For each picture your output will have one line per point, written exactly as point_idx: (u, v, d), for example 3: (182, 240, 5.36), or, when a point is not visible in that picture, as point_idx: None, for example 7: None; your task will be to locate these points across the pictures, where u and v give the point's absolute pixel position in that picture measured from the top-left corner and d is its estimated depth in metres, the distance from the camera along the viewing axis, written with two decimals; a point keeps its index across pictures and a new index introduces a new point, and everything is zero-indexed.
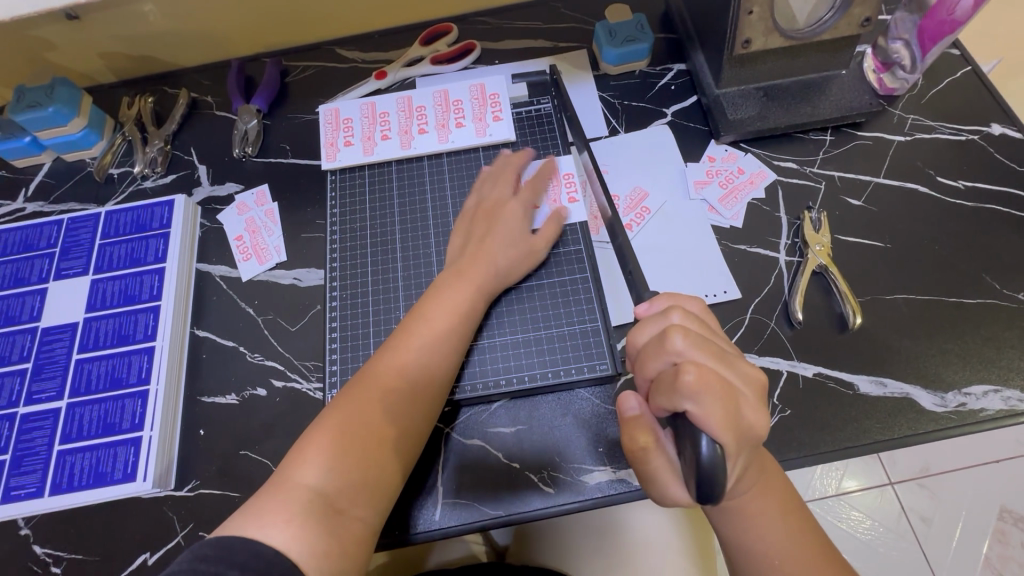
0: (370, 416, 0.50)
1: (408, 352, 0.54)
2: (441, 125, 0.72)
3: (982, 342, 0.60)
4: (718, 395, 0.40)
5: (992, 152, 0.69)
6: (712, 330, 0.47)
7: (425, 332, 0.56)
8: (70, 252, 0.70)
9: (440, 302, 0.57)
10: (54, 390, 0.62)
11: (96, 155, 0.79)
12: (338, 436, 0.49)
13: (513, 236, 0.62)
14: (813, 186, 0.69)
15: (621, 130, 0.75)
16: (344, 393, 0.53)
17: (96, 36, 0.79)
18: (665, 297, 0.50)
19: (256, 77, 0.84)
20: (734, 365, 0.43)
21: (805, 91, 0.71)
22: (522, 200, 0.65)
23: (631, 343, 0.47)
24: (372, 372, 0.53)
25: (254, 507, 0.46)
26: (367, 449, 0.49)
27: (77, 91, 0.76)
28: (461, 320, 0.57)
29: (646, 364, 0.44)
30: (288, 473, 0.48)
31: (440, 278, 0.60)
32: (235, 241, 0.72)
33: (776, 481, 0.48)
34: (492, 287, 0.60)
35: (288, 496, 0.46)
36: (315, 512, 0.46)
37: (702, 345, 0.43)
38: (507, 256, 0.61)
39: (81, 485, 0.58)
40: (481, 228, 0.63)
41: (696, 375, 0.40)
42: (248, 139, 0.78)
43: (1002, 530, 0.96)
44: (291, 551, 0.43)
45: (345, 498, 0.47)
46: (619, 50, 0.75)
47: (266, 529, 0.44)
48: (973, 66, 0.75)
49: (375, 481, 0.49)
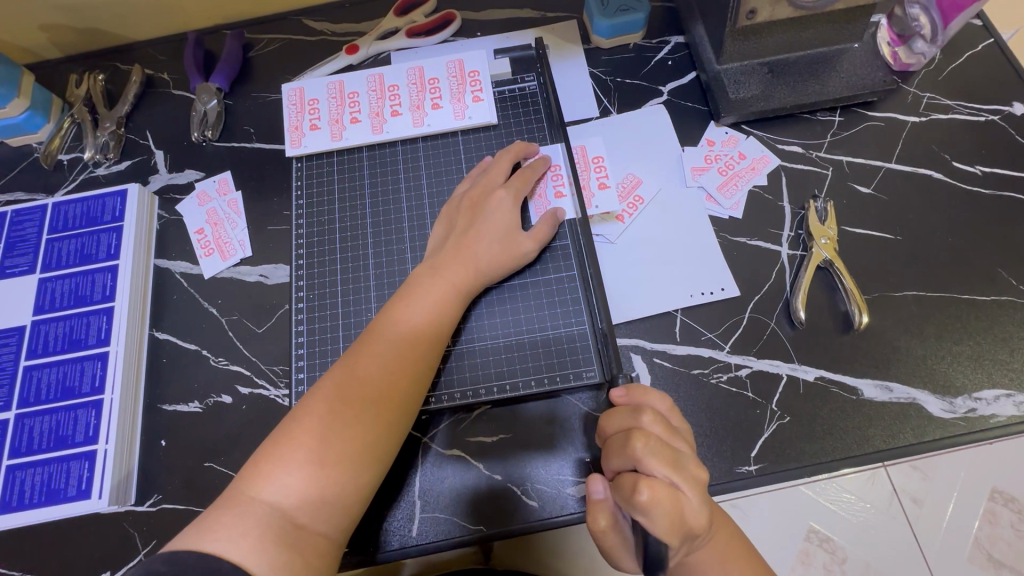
0: (335, 427, 0.46)
1: (377, 357, 0.50)
2: (417, 107, 0.66)
3: (996, 343, 0.56)
4: (669, 511, 0.39)
5: (1013, 135, 0.64)
6: (676, 431, 0.45)
7: (394, 336, 0.51)
8: (15, 248, 0.65)
9: (414, 303, 0.53)
10: (1, 400, 0.58)
11: (43, 139, 0.73)
12: (302, 446, 0.45)
13: (499, 230, 0.57)
14: (820, 172, 0.64)
15: (613, 111, 0.69)
16: (309, 399, 0.48)
17: (35, 6, 0.71)
18: (636, 389, 0.48)
19: (216, 51, 0.77)
20: (687, 470, 0.41)
21: (813, 67, 0.65)
22: (511, 189, 0.59)
23: (602, 431, 0.46)
24: (341, 378, 0.49)
25: (208, 521, 0.42)
26: (331, 465, 0.45)
27: (17, 69, 0.69)
28: (437, 327, 0.53)
29: (609, 460, 0.43)
30: (247, 487, 0.44)
31: (417, 276, 0.55)
32: (196, 235, 0.67)
33: (727, 537, 0.48)
34: (474, 289, 0.56)
35: (246, 511, 0.43)
36: (275, 529, 0.42)
37: (660, 454, 0.41)
38: (491, 254, 0.56)
39: (34, 502, 0.54)
40: (463, 221, 0.58)
41: (650, 493, 0.38)
42: (208, 122, 0.72)
43: (991, 510, 0.74)
44: (250, 567, 0.40)
45: (307, 513, 0.44)
46: (612, 22, 0.69)
47: (223, 542, 0.41)
48: (997, 38, 0.69)
49: (340, 497, 0.45)
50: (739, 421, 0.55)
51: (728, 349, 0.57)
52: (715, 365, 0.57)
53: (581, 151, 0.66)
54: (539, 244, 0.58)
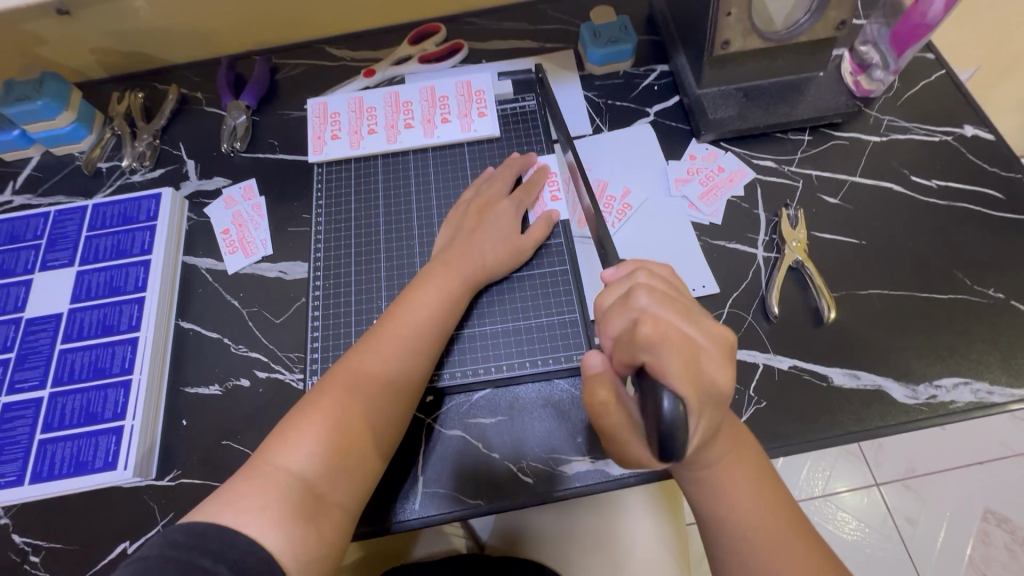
0: (355, 401, 0.51)
1: (393, 342, 0.55)
2: (428, 120, 0.74)
3: (953, 336, 0.61)
4: (674, 345, 0.40)
5: (964, 153, 0.71)
6: (677, 290, 0.47)
7: (409, 322, 0.56)
8: (56, 244, 0.70)
9: (428, 293, 0.58)
10: (37, 379, 0.62)
11: (84, 149, 0.80)
12: (323, 421, 0.49)
13: (502, 233, 0.63)
14: (791, 184, 0.70)
15: (605, 129, 0.76)
16: (327, 380, 0.53)
17: (88, 31, 0.80)
18: (627, 265, 0.50)
19: (246, 74, 0.85)
20: (698, 322, 0.42)
21: (783, 91, 0.73)
22: (515, 200, 0.66)
23: (598, 305, 0.48)
24: (360, 359, 0.54)
25: (228, 494, 0.45)
26: (349, 437, 0.50)
27: (68, 85, 0.77)
28: (446, 315, 0.58)
29: (608, 326, 0.45)
30: (268, 457, 0.47)
31: (429, 270, 0.61)
32: (222, 235, 0.73)
33: (748, 451, 0.48)
34: (480, 284, 0.62)
35: (268, 479, 0.46)
36: (297, 498, 0.46)
37: (662, 299, 0.43)
38: (496, 252, 0.62)
39: (62, 473, 0.58)
40: (470, 224, 0.64)
41: (651, 328, 0.40)
42: (236, 135, 0.79)
43: (986, 531, 1.11)
44: (269, 540, 0.43)
45: (325, 484, 0.48)
46: (603, 51, 0.77)
47: (242, 514, 0.44)
48: (948, 70, 0.76)
49: (356, 468, 0.50)
50: None
51: None
52: None
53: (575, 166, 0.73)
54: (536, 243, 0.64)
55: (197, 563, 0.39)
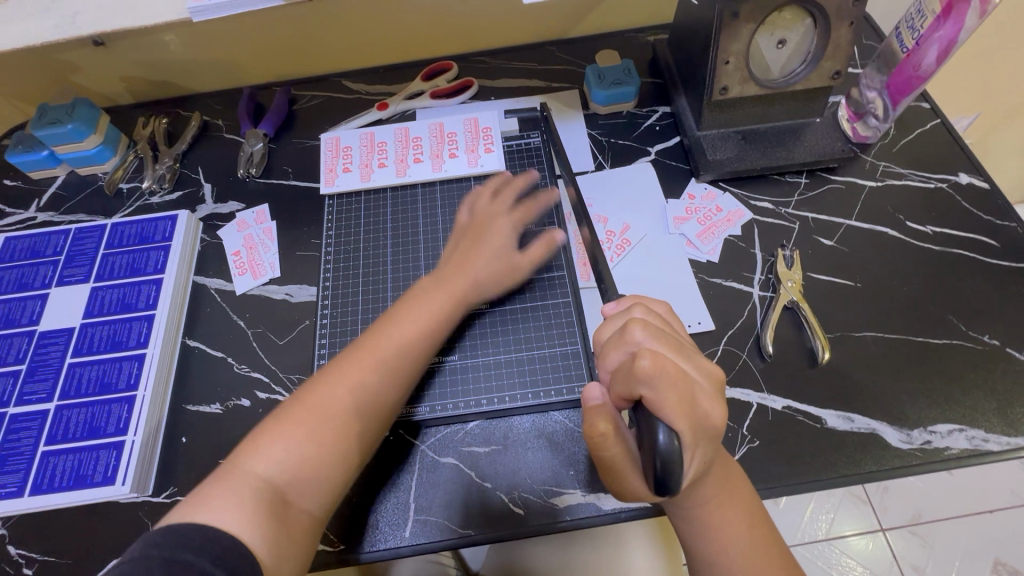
0: (332, 404, 0.52)
1: (377, 352, 0.56)
2: (436, 155, 0.77)
3: (948, 382, 0.61)
4: (672, 380, 0.41)
5: (959, 200, 0.72)
6: (673, 327, 0.49)
7: (390, 335, 0.57)
8: (74, 260, 0.73)
9: (416, 309, 0.59)
10: (45, 392, 0.64)
11: (108, 170, 0.83)
12: (297, 427, 0.50)
13: (497, 252, 0.65)
14: (788, 226, 0.72)
15: (607, 166, 0.78)
16: (303, 390, 0.53)
17: (120, 60, 0.84)
18: (627, 298, 0.52)
19: (265, 103, 0.89)
20: (692, 359, 0.44)
21: (781, 135, 0.75)
22: (513, 218, 0.68)
23: (598, 338, 0.49)
24: (339, 365, 0.55)
25: (200, 496, 0.46)
26: (322, 444, 0.50)
27: (97, 111, 0.81)
28: (428, 328, 0.59)
29: (607, 357, 0.46)
30: (242, 461, 0.48)
31: (421, 285, 0.62)
32: (232, 257, 0.75)
33: (742, 491, 0.47)
34: (469, 299, 0.63)
35: (236, 483, 0.47)
36: (266, 503, 0.46)
37: (658, 335, 0.45)
38: (486, 269, 0.64)
39: (61, 486, 0.59)
40: (468, 242, 0.66)
41: (651, 360, 0.41)
42: (253, 161, 0.82)
43: None
44: (247, 538, 0.44)
45: (295, 490, 0.48)
46: (607, 92, 0.80)
47: (215, 511, 0.44)
48: (943, 119, 0.79)
49: (327, 475, 0.50)
50: None
51: None
52: None
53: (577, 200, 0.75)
54: (531, 263, 0.67)
55: (180, 558, 0.40)
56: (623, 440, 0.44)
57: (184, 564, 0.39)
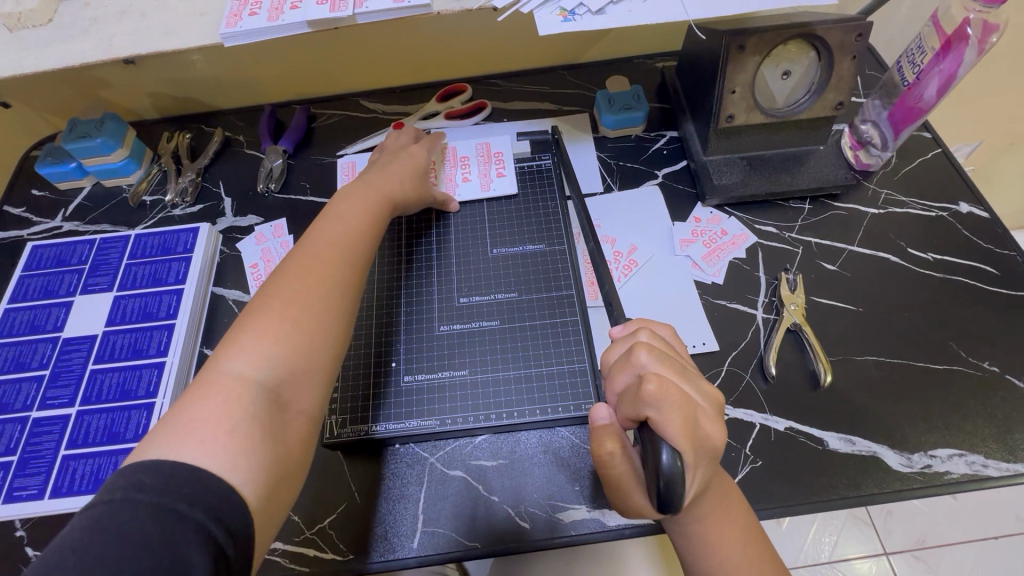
0: (303, 265, 0.53)
1: (326, 239, 0.57)
2: (449, 179, 0.79)
3: (949, 407, 0.62)
4: (678, 404, 0.42)
5: (960, 229, 0.74)
6: (678, 351, 0.50)
7: (340, 226, 0.59)
8: (98, 269, 0.76)
9: (350, 207, 0.61)
10: (67, 397, 0.66)
11: (132, 182, 0.86)
12: (269, 326, 0.48)
13: (411, 168, 0.71)
14: (791, 250, 0.74)
15: (615, 188, 0.81)
16: (260, 294, 0.50)
17: (147, 77, 0.88)
18: (634, 322, 0.54)
19: (285, 121, 0.92)
20: (696, 382, 0.45)
21: (786, 162, 0.77)
22: (421, 146, 0.75)
23: (607, 361, 0.51)
24: (305, 254, 0.54)
25: (183, 417, 0.42)
26: (307, 329, 0.49)
27: (124, 126, 0.84)
28: (373, 220, 0.62)
29: (614, 379, 0.47)
30: (217, 363, 0.45)
31: (342, 192, 0.65)
32: (250, 269, 0.78)
33: (740, 510, 0.49)
34: (394, 198, 0.67)
35: (221, 390, 0.44)
36: (261, 407, 0.44)
37: (663, 359, 0.46)
38: (405, 180, 0.69)
39: (80, 489, 0.60)
40: (382, 161, 0.71)
41: (657, 383, 0.42)
42: (272, 176, 0.85)
43: None
44: (229, 476, 0.40)
45: (287, 390, 0.47)
46: (616, 116, 0.82)
47: (200, 430, 0.41)
48: (944, 149, 0.81)
49: (316, 365, 0.49)
50: None
51: None
52: None
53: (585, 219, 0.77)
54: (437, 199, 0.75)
55: (171, 508, 0.36)
56: (630, 459, 0.45)
57: (178, 517, 0.35)
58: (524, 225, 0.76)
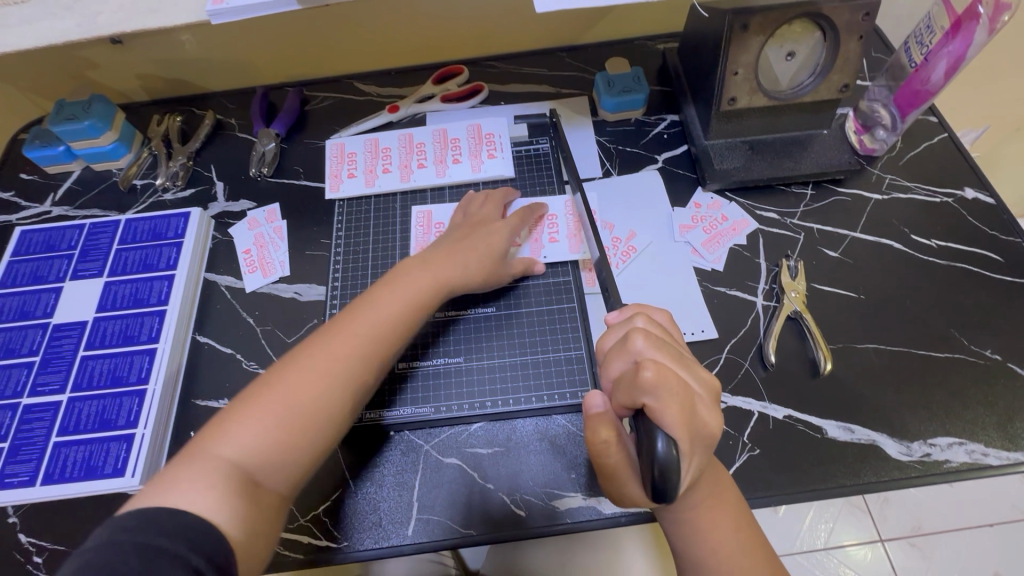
0: (317, 361, 0.52)
1: (357, 334, 0.54)
2: (535, 239, 0.71)
3: (949, 395, 0.61)
4: (674, 390, 0.41)
5: (964, 214, 0.73)
6: (674, 337, 0.50)
7: (371, 321, 0.56)
8: (88, 255, 0.74)
9: (391, 294, 0.58)
10: (57, 383, 0.65)
11: (122, 166, 0.85)
12: (266, 411, 0.49)
13: (486, 249, 0.64)
14: (793, 236, 0.73)
15: (614, 173, 0.79)
16: (277, 372, 0.52)
17: (136, 58, 0.86)
18: (630, 308, 0.53)
19: (278, 103, 0.90)
20: (693, 368, 0.45)
21: (789, 147, 0.75)
22: (509, 223, 0.67)
23: (601, 347, 0.50)
24: (327, 341, 0.54)
25: (170, 478, 0.44)
26: (294, 428, 0.49)
27: (113, 108, 0.82)
28: (408, 314, 0.58)
29: (609, 366, 0.47)
30: (206, 440, 0.47)
31: (405, 266, 0.62)
32: (243, 255, 0.76)
33: (734, 498, 0.48)
34: (450, 287, 0.61)
35: (207, 465, 0.45)
36: (233, 482, 0.45)
37: (660, 346, 0.45)
38: (470, 267, 0.63)
39: (72, 477, 0.60)
40: (460, 234, 0.65)
41: (654, 371, 0.41)
42: (265, 160, 0.83)
43: None
44: (215, 518, 0.43)
45: (265, 472, 0.47)
46: (616, 99, 0.80)
47: (187, 491, 0.43)
48: (950, 133, 0.79)
49: (301, 454, 0.49)
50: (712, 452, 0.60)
51: None
52: None
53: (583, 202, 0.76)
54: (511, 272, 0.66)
55: (152, 543, 0.38)
56: (625, 448, 0.45)
57: (157, 550, 0.38)
58: (546, 244, 0.71)
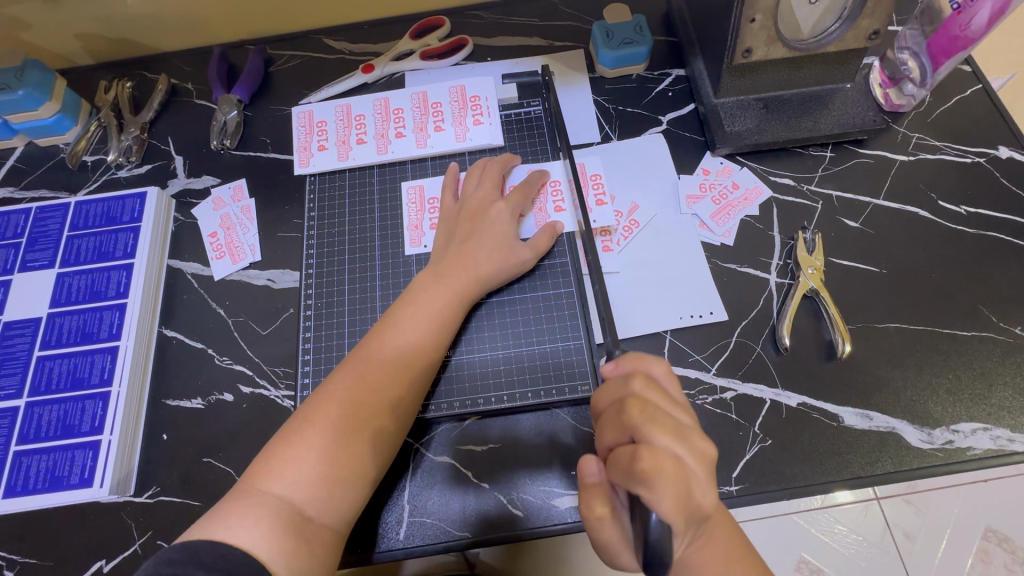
0: (350, 389, 0.50)
1: (384, 360, 0.52)
2: (539, 209, 0.65)
3: (974, 377, 0.57)
4: (671, 480, 0.37)
5: (998, 176, 0.66)
6: (677, 398, 0.44)
7: (400, 341, 0.53)
8: (36, 243, 0.68)
9: (417, 310, 0.55)
10: (13, 387, 0.60)
11: (69, 141, 0.76)
12: (311, 447, 0.47)
13: (498, 240, 0.60)
14: (810, 206, 0.66)
15: (614, 137, 0.72)
16: (311, 408, 0.49)
17: (73, 15, 0.76)
18: (630, 358, 0.46)
19: (238, 64, 0.81)
20: (692, 442, 0.40)
21: (807, 104, 0.68)
22: (510, 202, 0.62)
23: (596, 405, 0.45)
24: (357, 367, 0.51)
25: (221, 512, 0.44)
26: (341, 460, 0.47)
27: (51, 74, 0.73)
28: (439, 330, 0.55)
29: (604, 435, 0.43)
30: (257, 480, 0.46)
31: (418, 281, 0.58)
32: (209, 238, 0.70)
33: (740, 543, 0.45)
34: (473, 294, 0.58)
35: (257, 503, 0.44)
36: (285, 519, 0.44)
37: (659, 421, 0.40)
38: (490, 263, 0.59)
39: (37, 488, 0.56)
40: (462, 230, 0.61)
41: (650, 461, 0.37)
42: (227, 131, 0.75)
43: None
44: (263, 555, 0.42)
45: (316, 507, 0.46)
46: (615, 53, 0.72)
47: (234, 530, 0.43)
48: (984, 84, 0.71)
49: (345, 492, 0.47)
50: (722, 444, 0.56)
51: (714, 371, 0.59)
52: (701, 387, 0.59)
53: (581, 167, 0.69)
54: (538, 254, 0.61)
55: None
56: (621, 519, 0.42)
57: None
58: (551, 212, 0.65)
